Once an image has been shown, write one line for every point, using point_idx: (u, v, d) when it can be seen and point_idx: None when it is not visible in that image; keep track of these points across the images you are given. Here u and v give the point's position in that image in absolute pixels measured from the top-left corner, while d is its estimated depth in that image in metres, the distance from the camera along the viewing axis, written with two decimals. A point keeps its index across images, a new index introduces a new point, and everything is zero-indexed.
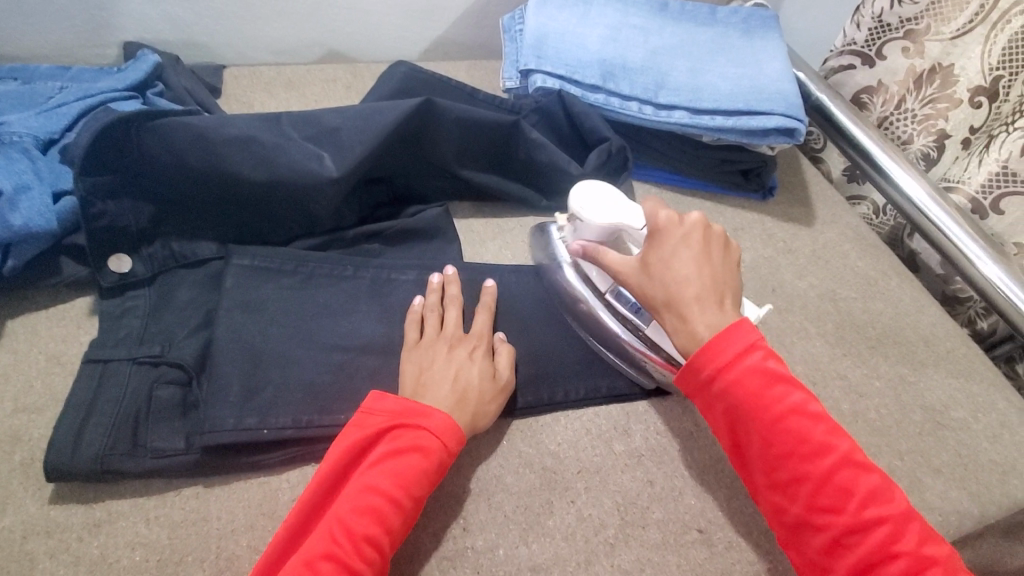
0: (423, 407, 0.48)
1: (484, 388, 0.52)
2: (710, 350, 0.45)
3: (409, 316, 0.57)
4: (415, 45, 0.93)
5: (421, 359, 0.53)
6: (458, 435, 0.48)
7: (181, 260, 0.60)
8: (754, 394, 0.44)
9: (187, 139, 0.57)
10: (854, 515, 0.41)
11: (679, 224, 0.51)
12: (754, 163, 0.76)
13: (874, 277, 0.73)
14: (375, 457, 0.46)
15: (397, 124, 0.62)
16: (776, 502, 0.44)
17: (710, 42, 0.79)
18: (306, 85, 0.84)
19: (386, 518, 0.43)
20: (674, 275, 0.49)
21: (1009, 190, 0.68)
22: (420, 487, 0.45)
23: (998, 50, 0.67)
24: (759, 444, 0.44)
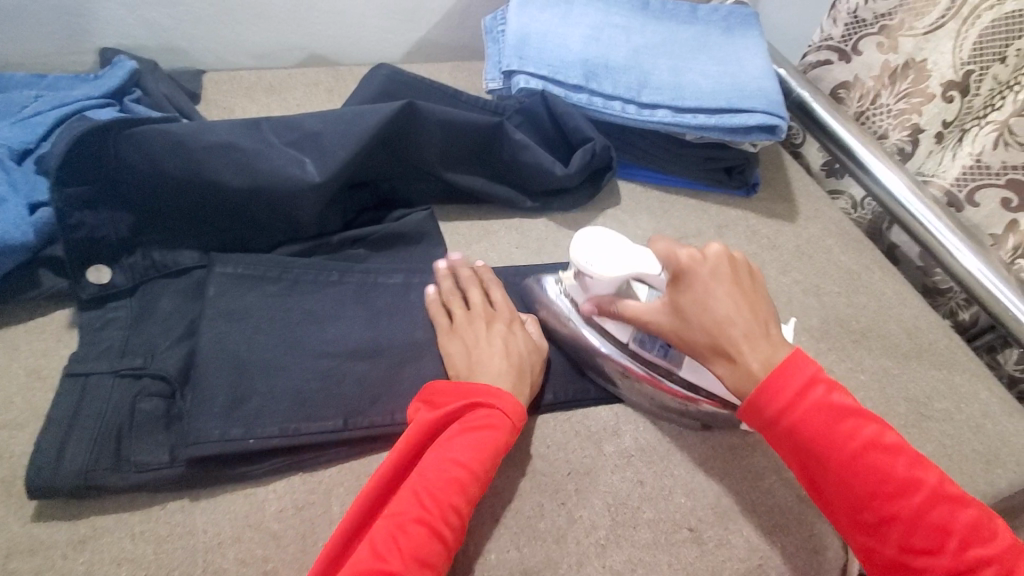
0: (490, 386, 0.51)
1: (529, 356, 0.55)
2: (772, 389, 0.44)
3: (433, 304, 0.59)
4: (398, 47, 0.93)
5: (463, 338, 0.56)
6: (522, 413, 0.51)
7: (161, 270, 0.59)
8: (826, 432, 0.43)
9: (165, 147, 0.56)
10: (955, 555, 0.40)
11: (701, 261, 0.49)
12: (737, 160, 0.77)
13: (857, 271, 0.73)
14: (453, 432, 0.48)
15: (379, 128, 0.61)
16: (864, 543, 0.43)
17: (691, 40, 0.80)
18: (288, 89, 0.83)
19: (467, 488, 0.45)
20: (715, 316, 0.48)
21: (982, 183, 0.68)
22: (495, 461, 0.47)
23: (969, 45, 0.68)
24: (840, 484, 0.43)
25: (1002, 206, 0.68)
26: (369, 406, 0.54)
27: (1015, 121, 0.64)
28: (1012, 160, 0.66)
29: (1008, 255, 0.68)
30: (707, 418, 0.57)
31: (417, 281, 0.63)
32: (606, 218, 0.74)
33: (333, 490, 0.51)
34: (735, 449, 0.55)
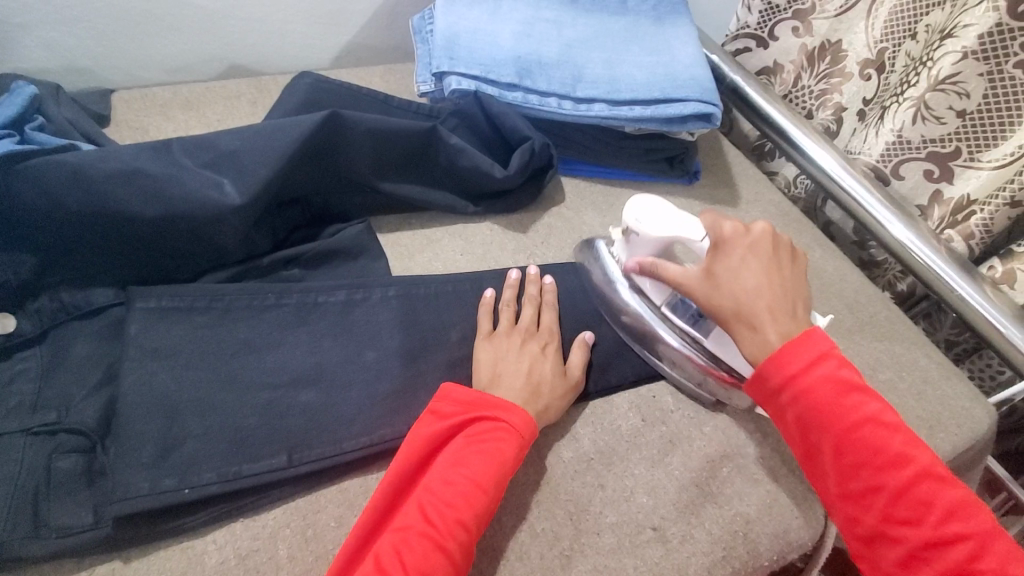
0: (500, 400, 0.50)
1: (558, 382, 0.54)
2: (779, 358, 0.47)
3: (484, 306, 0.59)
4: (326, 51, 0.89)
5: (495, 349, 0.55)
6: (534, 426, 0.50)
7: (73, 312, 0.54)
8: (825, 400, 0.45)
9: (65, 179, 0.51)
10: (934, 529, 0.42)
11: (745, 234, 0.52)
12: (676, 150, 0.77)
13: (799, 250, 0.75)
14: (463, 444, 0.48)
15: (304, 141, 0.58)
16: (850, 512, 0.45)
17: (623, 31, 0.79)
18: (207, 105, 0.78)
19: (477, 502, 0.45)
20: (742, 286, 0.50)
21: (905, 157, 0.71)
22: (503, 475, 0.47)
23: (880, 24, 0.71)
24: (832, 452, 0.45)
25: (925, 177, 0.70)
26: (316, 438, 0.51)
27: (929, 97, 0.65)
28: (930, 134, 0.67)
29: (935, 226, 0.71)
30: (664, 412, 0.56)
31: (360, 297, 0.59)
32: (552, 216, 0.73)
33: (280, 531, 0.48)
34: (692, 439, 0.55)
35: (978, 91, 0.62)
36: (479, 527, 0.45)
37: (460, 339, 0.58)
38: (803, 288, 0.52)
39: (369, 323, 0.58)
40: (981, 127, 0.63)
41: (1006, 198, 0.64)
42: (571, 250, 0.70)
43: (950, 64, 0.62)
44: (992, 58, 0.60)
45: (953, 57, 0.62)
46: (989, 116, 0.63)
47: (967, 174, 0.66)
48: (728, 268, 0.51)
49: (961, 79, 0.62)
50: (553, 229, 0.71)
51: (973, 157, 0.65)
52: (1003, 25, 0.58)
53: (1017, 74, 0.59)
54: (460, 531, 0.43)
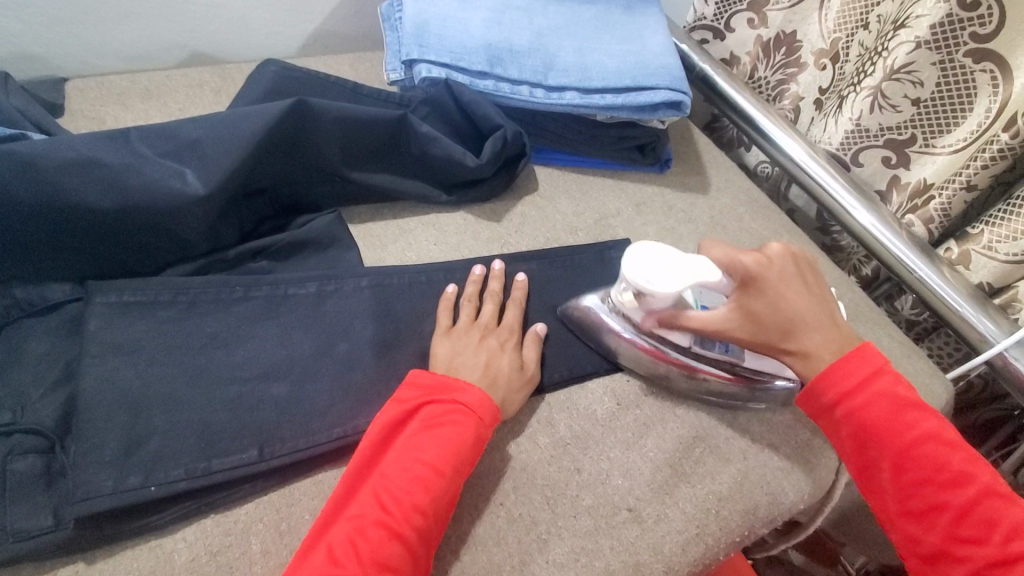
0: (455, 382, 0.50)
1: (515, 377, 0.53)
2: (836, 376, 0.50)
3: (441, 301, 0.58)
4: (293, 40, 0.87)
5: (453, 345, 0.54)
6: (491, 402, 0.49)
7: (27, 308, 0.51)
8: (884, 419, 0.49)
9: (12, 169, 0.49)
10: (999, 548, 0.44)
11: (772, 257, 0.54)
12: (648, 137, 0.77)
13: (768, 236, 0.76)
14: (421, 427, 0.47)
15: (267, 130, 0.57)
16: (908, 530, 0.47)
17: (594, 19, 0.79)
18: (167, 93, 0.75)
19: (432, 484, 0.45)
20: (786, 310, 0.52)
21: (863, 145, 0.73)
22: (461, 457, 0.46)
23: (832, 16, 0.74)
24: (891, 469, 0.48)
25: (884, 163, 0.73)
26: (288, 431, 0.50)
27: (886, 85, 0.67)
28: (886, 123, 0.70)
29: (897, 211, 0.73)
30: (638, 396, 0.57)
31: (332, 288, 0.58)
32: (526, 205, 0.73)
33: (252, 528, 0.47)
34: (665, 420, 0.56)
35: (931, 80, 0.64)
36: (439, 513, 0.44)
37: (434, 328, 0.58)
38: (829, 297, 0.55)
39: (341, 315, 0.57)
40: (934, 114, 0.66)
41: (963, 180, 0.66)
42: (545, 237, 0.70)
43: (905, 53, 0.64)
44: (944, 47, 0.62)
45: (908, 46, 0.64)
46: (940, 104, 0.65)
47: (923, 159, 0.69)
48: (770, 294, 0.53)
49: (915, 68, 0.64)
50: (527, 217, 0.71)
51: (928, 143, 0.67)
52: (954, 15, 0.60)
53: (967, 63, 0.61)
54: (415, 517, 0.43)
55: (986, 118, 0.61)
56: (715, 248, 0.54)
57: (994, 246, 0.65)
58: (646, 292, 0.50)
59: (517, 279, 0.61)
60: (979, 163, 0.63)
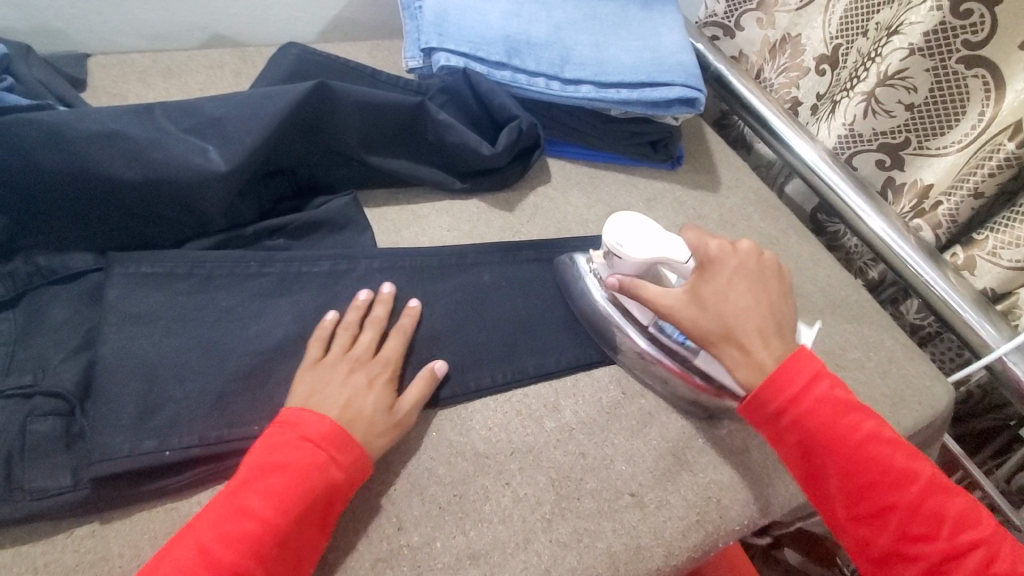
0: (293, 416, 0.46)
1: (378, 417, 0.48)
2: (776, 384, 0.48)
3: (319, 331, 0.53)
4: (313, 26, 0.88)
5: (316, 380, 0.49)
6: (344, 431, 0.46)
7: (49, 276, 0.52)
8: (830, 425, 0.47)
9: (39, 138, 0.50)
10: (948, 540, 0.44)
11: (731, 252, 0.53)
12: (661, 134, 0.78)
13: (775, 236, 0.77)
14: (250, 477, 0.43)
15: (290, 110, 0.58)
16: (862, 535, 0.46)
17: (611, 15, 0.80)
18: (189, 73, 0.76)
19: (258, 543, 0.40)
20: (731, 307, 0.51)
21: (858, 149, 0.74)
22: (303, 502, 0.42)
23: (835, 21, 0.74)
24: (840, 477, 0.47)
25: (879, 166, 0.74)
26: None
27: (880, 91, 0.68)
28: (880, 128, 0.71)
29: (904, 212, 0.73)
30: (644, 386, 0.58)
31: (344, 270, 0.59)
32: (538, 195, 0.74)
33: None
34: (670, 409, 0.57)
35: (924, 86, 0.65)
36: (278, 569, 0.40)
37: (443, 310, 0.58)
38: (786, 302, 0.53)
39: (354, 296, 0.57)
40: (928, 119, 0.67)
41: (970, 188, 0.66)
42: (556, 228, 0.71)
43: (898, 60, 0.65)
44: (938, 54, 0.63)
45: (901, 53, 0.65)
46: (936, 108, 0.66)
47: (919, 161, 0.70)
48: (722, 284, 0.52)
49: (909, 74, 0.65)
50: (539, 208, 0.72)
51: (923, 145, 0.69)
52: (947, 24, 0.61)
53: (960, 69, 0.62)
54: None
55: (979, 122, 0.63)
56: (691, 229, 0.55)
57: (998, 252, 0.66)
58: (614, 250, 0.54)
59: (412, 304, 0.56)
60: (986, 172, 0.63)
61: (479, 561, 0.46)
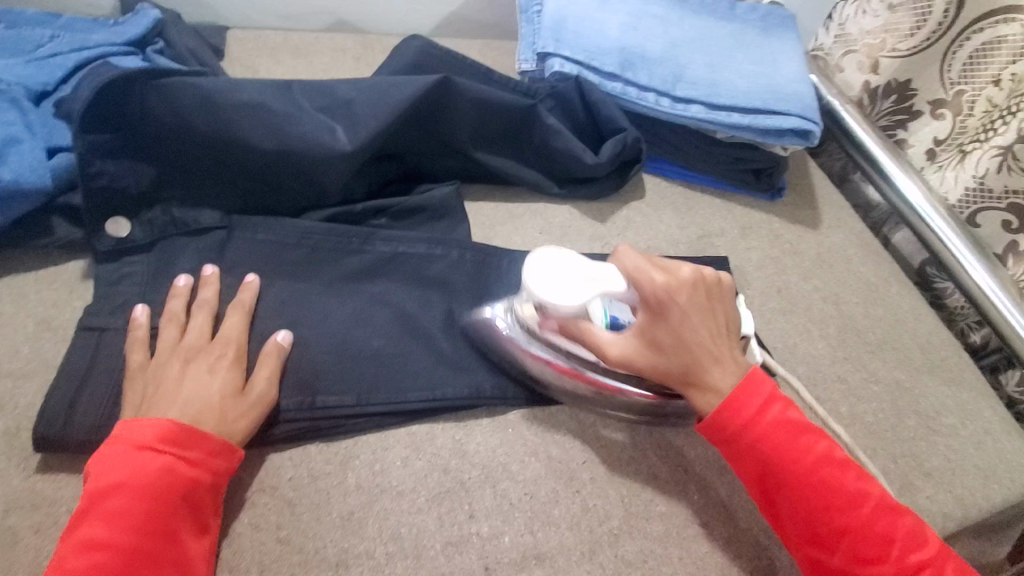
0: (120, 433, 0.42)
1: (228, 404, 0.46)
2: (734, 403, 0.46)
3: (133, 332, 0.49)
4: (428, 20, 0.91)
5: (150, 380, 0.46)
6: (184, 426, 0.43)
7: (182, 228, 0.56)
8: (783, 446, 0.45)
9: (195, 102, 0.54)
10: (898, 562, 0.42)
11: (676, 286, 0.47)
12: (766, 163, 0.76)
13: (874, 283, 0.74)
14: (89, 505, 0.40)
15: (415, 100, 0.60)
16: (813, 555, 0.44)
17: (730, 37, 0.79)
18: (314, 54, 0.81)
19: (117, 565, 0.38)
20: (689, 345, 0.47)
21: (985, 205, 0.69)
22: (159, 505, 0.40)
23: (957, 66, 0.70)
24: (792, 499, 0.44)
25: (1004, 227, 0.68)
26: (385, 384, 0.51)
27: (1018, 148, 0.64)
28: (1013, 185, 0.66)
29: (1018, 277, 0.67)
30: None
31: (439, 254, 0.60)
32: (631, 210, 0.73)
33: (350, 460, 0.49)
34: None
35: None
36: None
37: None
38: (733, 319, 0.50)
39: (446, 282, 0.58)
40: None
41: None
42: (646, 245, 0.71)
43: None
44: None
45: None
46: None
47: None
48: (675, 321, 0.47)
49: None
50: (631, 222, 0.72)
51: None
52: None
53: None
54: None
55: None
56: (626, 255, 0.48)
57: None
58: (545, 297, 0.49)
59: (250, 276, 0.54)
60: None
61: (545, 563, 0.46)
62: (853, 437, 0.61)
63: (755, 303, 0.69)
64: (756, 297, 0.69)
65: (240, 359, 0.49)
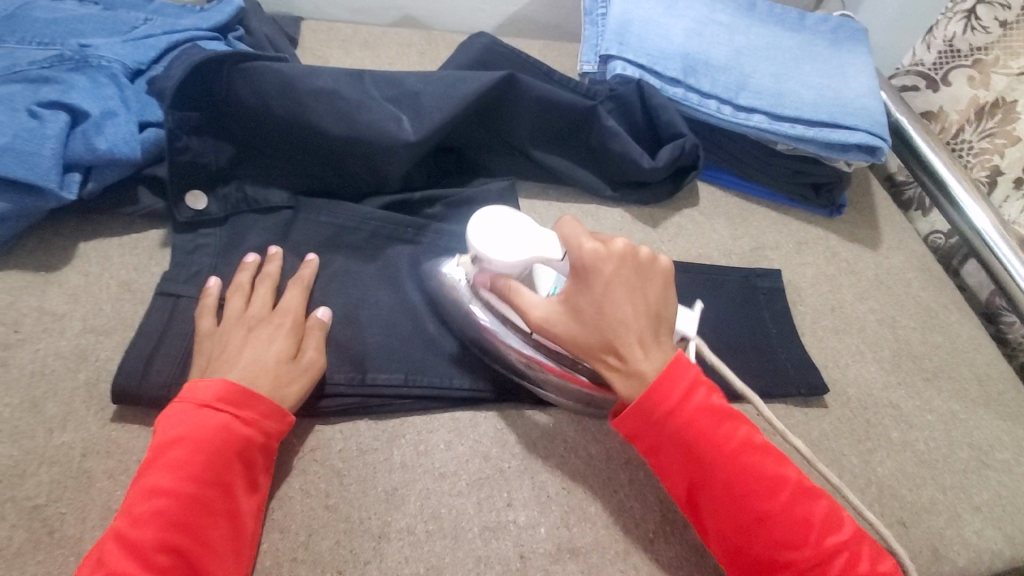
0: (185, 391, 0.44)
1: (284, 368, 0.47)
2: (661, 389, 0.44)
3: (205, 299, 0.52)
4: (492, 18, 0.92)
5: (214, 347, 0.48)
6: (242, 388, 0.44)
7: (254, 205, 0.59)
8: (706, 432, 0.44)
9: (275, 86, 0.57)
10: (816, 548, 0.41)
11: (605, 256, 0.45)
12: (829, 179, 0.74)
13: (934, 309, 0.71)
14: (153, 456, 0.42)
15: (479, 96, 0.62)
16: (734, 544, 0.43)
17: (797, 48, 0.77)
18: (381, 47, 0.84)
19: (175, 513, 0.39)
20: (611, 318, 0.45)
21: None
22: (215, 460, 0.41)
23: None
24: (716, 486, 0.43)
25: None
26: (431, 367, 0.53)
27: None
28: None
29: None
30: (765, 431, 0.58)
31: None
32: (684, 217, 0.73)
33: (396, 439, 0.50)
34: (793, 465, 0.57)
35: None
36: (211, 529, 0.40)
37: None
38: (665, 302, 0.47)
39: None
40: None
41: None
42: (696, 253, 0.70)
43: None
44: None
45: None
46: None
47: None
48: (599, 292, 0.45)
49: None
50: (683, 229, 0.72)
51: None
52: None
53: None
54: (163, 557, 0.38)
55: None
56: (568, 223, 0.47)
57: None
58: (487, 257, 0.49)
59: (312, 256, 0.56)
60: None
61: (578, 558, 0.47)
62: (901, 465, 0.59)
63: (806, 320, 0.67)
64: (808, 314, 0.68)
65: (297, 328, 0.51)
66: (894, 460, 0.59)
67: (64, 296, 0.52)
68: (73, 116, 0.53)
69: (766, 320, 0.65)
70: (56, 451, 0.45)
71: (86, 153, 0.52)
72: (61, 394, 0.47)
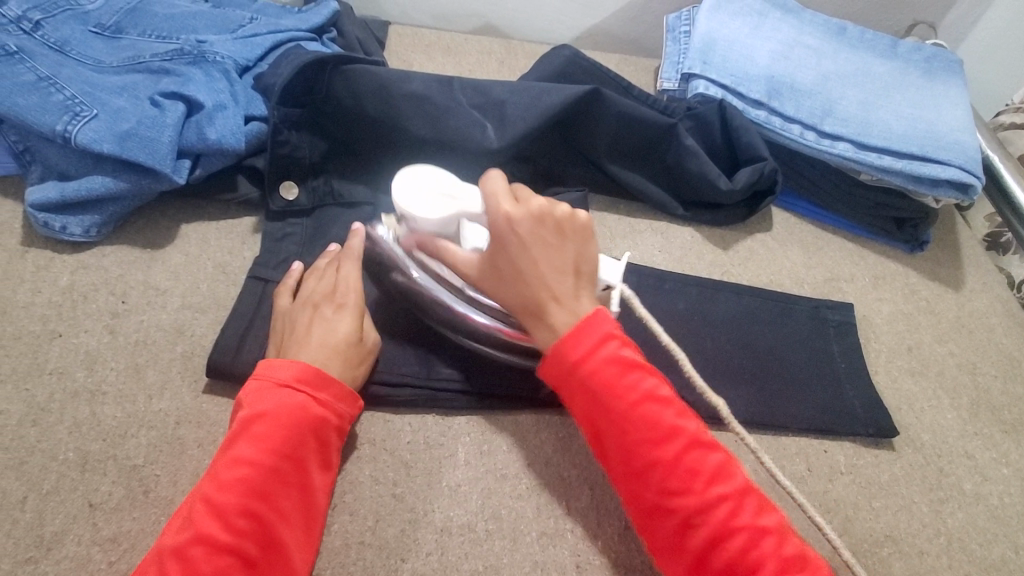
0: (263, 370, 0.45)
1: (352, 350, 0.49)
2: (567, 339, 0.43)
3: (286, 283, 0.54)
4: (571, 30, 0.93)
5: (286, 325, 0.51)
6: (321, 371, 0.46)
7: (338, 199, 0.61)
8: (609, 383, 0.42)
9: (371, 88, 0.60)
10: (699, 496, 0.39)
11: (519, 216, 0.45)
12: (915, 214, 0.71)
13: (1019, 358, 0.67)
14: (235, 429, 0.43)
15: (562, 108, 0.63)
16: (632, 491, 0.41)
17: (888, 76, 0.75)
18: (462, 53, 0.86)
19: (256, 481, 0.41)
20: (530, 276, 0.45)
21: None
22: (293, 435, 0.43)
23: None
24: (616, 435, 0.42)
25: None
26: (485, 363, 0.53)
27: None
28: None
29: None
30: (831, 470, 0.57)
31: None
32: (756, 241, 0.72)
33: (461, 437, 0.51)
34: (858, 507, 0.55)
35: None
36: (283, 498, 0.41)
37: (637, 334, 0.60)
38: (584, 261, 0.46)
39: None
40: None
41: None
42: (767, 278, 0.69)
43: None
44: None
45: None
46: None
47: None
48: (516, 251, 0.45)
49: None
50: (755, 253, 0.71)
51: None
52: None
53: None
54: (243, 521, 0.39)
55: None
56: (488, 181, 0.47)
57: None
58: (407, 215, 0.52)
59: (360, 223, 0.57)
60: None
61: None
62: (973, 519, 0.56)
63: (879, 359, 0.65)
64: (881, 353, 0.66)
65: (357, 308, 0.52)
66: (966, 513, 0.56)
67: (167, 273, 0.56)
68: (189, 106, 0.57)
69: (836, 354, 0.63)
70: (153, 416, 0.48)
71: (197, 142, 0.56)
72: (159, 364, 0.51)
